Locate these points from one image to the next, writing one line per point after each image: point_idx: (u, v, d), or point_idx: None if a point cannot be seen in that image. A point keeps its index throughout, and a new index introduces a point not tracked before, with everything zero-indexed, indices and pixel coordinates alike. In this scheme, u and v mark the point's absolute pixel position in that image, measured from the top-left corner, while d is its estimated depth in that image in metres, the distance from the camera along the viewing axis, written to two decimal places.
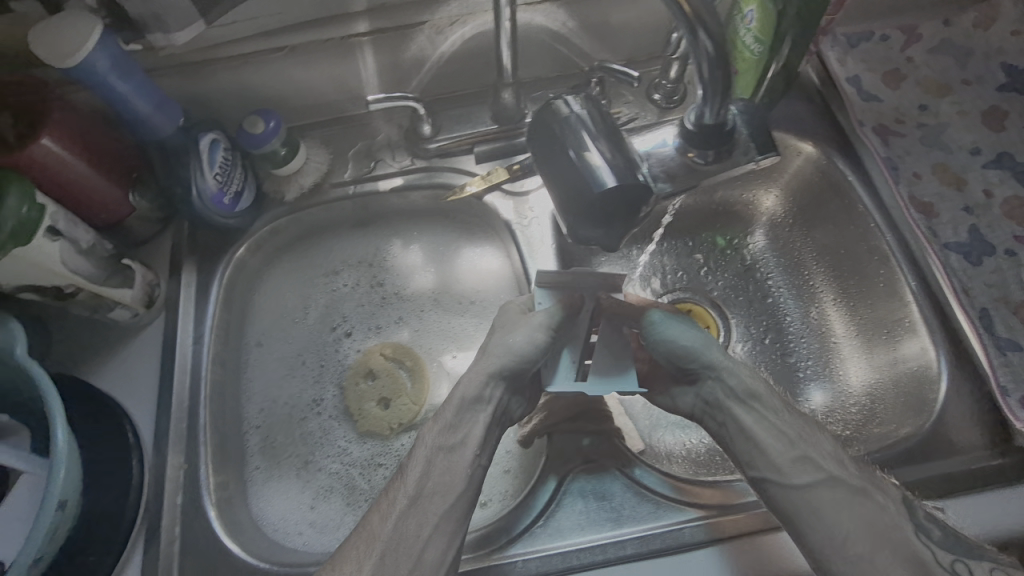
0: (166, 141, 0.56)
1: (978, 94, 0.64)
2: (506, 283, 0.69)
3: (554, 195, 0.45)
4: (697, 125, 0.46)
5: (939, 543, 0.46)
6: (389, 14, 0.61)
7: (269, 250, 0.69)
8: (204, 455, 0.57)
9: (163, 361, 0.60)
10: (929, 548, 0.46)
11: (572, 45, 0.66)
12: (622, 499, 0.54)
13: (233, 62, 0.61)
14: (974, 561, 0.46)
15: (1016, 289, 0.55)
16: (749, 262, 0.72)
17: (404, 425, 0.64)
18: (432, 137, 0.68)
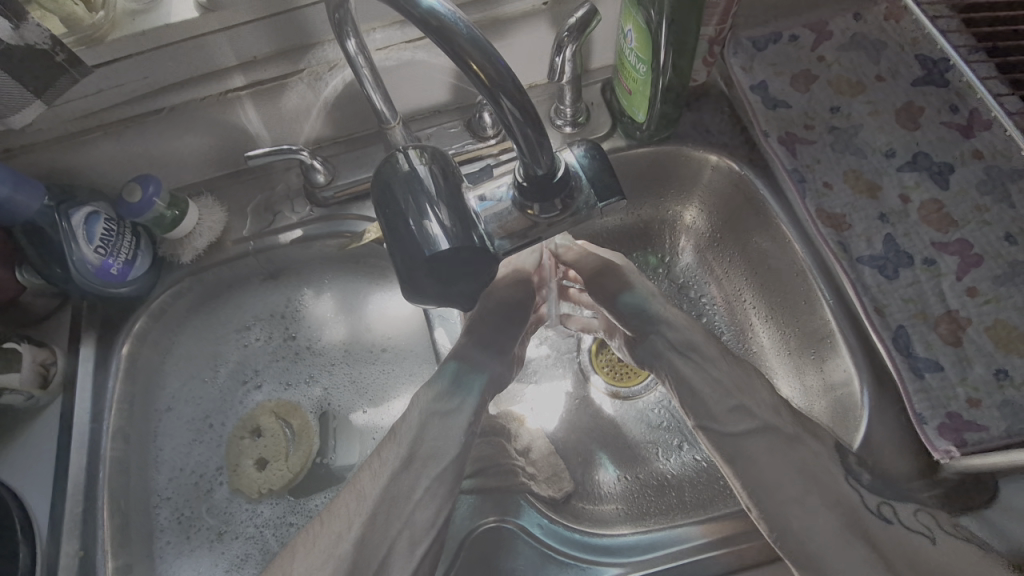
0: (34, 220, 0.54)
1: (893, 91, 0.60)
2: (417, 328, 0.68)
3: (393, 253, 0.39)
4: (524, 179, 0.39)
5: (868, 487, 0.46)
6: (263, 66, 0.57)
7: (172, 316, 0.65)
8: (101, 539, 0.54)
9: (60, 442, 0.57)
10: (857, 493, 0.46)
11: (462, 75, 0.63)
12: (531, 560, 0.51)
13: (112, 129, 0.57)
14: (900, 504, 0.46)
15: (935, 301, 0.53)
16: (680, 280, 0.69)
17: (274, 492, 0.62)
18: (327, 184, 0.64)
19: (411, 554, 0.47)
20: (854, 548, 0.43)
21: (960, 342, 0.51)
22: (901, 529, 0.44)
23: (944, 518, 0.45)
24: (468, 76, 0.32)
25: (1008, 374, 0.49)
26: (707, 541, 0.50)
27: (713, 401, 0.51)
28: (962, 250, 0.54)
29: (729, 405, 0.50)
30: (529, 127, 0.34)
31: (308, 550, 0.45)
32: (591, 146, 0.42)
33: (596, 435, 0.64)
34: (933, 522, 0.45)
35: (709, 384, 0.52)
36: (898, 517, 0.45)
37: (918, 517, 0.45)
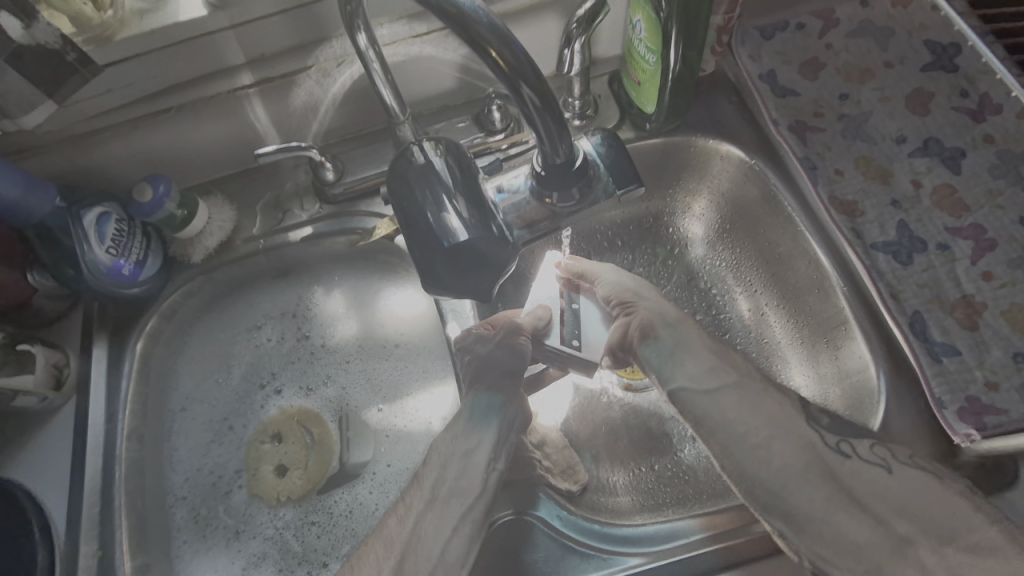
0: (46, 221, 0.55)
1: (902, 77, 0.60)
2: (430, 322, 0.68)
3: (411, 246, 0.39)
4: (543, 169, 0.39)
5: (826, 427, 0.47)
6: (271, 63, 0.56)
7: (185, 316, 0.65)
8: (119, 540, 0.54)
9: (75, 443, 0.56)
10: (817, 431, 0.47)
11: (470, 70, 0.62)
12: (551, 552, 0.51)
13: (122, 129, 0.57)
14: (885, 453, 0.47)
15: (950, 286, 0.53)
16: (689, 274, 0.68)
17: (292, 499, 0.62)
18: (337, 181, 0.64)
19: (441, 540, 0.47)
20: (858, 521, 0.43)
21: (977, 326, 0.51)
22: (859, 464, 0.45)
23: (900, 449, 0.47)
24: (487, 63, 0.32)
25: None
26: (727, 526, 0.50)
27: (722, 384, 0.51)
28: (976, 234, 0.54)
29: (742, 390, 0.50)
30: (549, 115, 0.34)
31: None
32: (607, 134, 0.42)
33: (611, 425, 0.64)
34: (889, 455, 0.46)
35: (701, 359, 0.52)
36: (857, 454, 0.46)
37: (874, 450, 0.46)
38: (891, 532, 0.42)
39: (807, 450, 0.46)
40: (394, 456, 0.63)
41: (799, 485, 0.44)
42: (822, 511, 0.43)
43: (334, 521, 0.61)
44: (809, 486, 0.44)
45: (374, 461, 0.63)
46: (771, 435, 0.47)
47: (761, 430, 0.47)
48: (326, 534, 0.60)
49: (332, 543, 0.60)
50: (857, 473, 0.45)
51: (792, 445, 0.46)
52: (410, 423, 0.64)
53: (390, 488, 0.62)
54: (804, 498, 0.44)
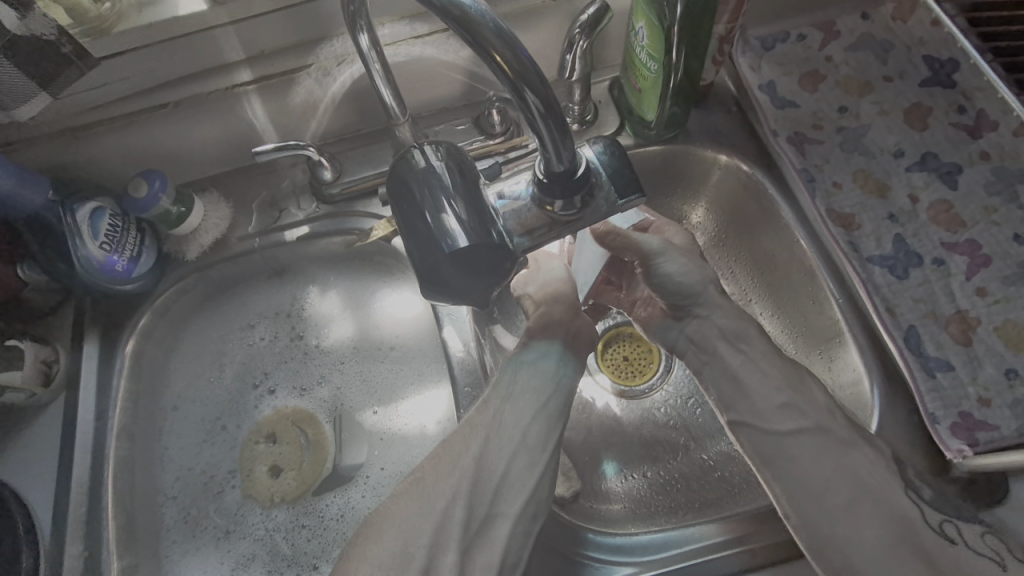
0: (40, 213, 0.54)
1: (901, 91, 0.61)
2: (425, 325, 0.68)
3: (410, 250, 0.39)
4: (545, 175, 0.39)
5: (928, 502, 0.46)
6: (270, 60, 0.56)
7: (177, 313, 0.64)
8: (106, 540, 0.53)
9: (63, 442, 0.56)
10: None
11: (471, 73, 0.62)
12: (543, 560, 0.51)
13: (117, 124, 0.56)
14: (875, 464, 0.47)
15: (945, 301, 0.53)
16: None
17: (285, 500, 0.61)
18: (335, 181, 0.63)
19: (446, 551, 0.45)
20: None
21: (970, 341, 0.51)
22: (964, 552, 0.43)
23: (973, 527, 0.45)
24: (491, 68, 0.32)
25: (1019, 374, 0.50)
26: (722, 537, 0.50)
27: (767, 414, 0.51)
28: (971, 250, 0.54)
29: (787, 421, 0.50)
30: (552, 121, 0.34)
31: None
32: (609, 142, 0.42)
33: (605, 432, 0.64)
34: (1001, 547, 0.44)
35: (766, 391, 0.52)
36: (964, 540, 0.44)
37: (954, 527, 0.44)
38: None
39: (880, 508, 0.45)
40: (387, 459, 0.63)
41: (847, 522, 0.45)
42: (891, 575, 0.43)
43: (326, 524, 0.60)
44: (899, 560, 0.43)
45: (367, 464, 0.62)
46: (819, 467, 0.47)
47: (842, 490, 0.46)
48: (317, 538, 0.59)
49: (323, 547, 0.59)
50: (959, 561, 0.43)
51: (873, 510, 0.45)
52: (404, 426, 0.64)
53: (382, 491, 0.61)
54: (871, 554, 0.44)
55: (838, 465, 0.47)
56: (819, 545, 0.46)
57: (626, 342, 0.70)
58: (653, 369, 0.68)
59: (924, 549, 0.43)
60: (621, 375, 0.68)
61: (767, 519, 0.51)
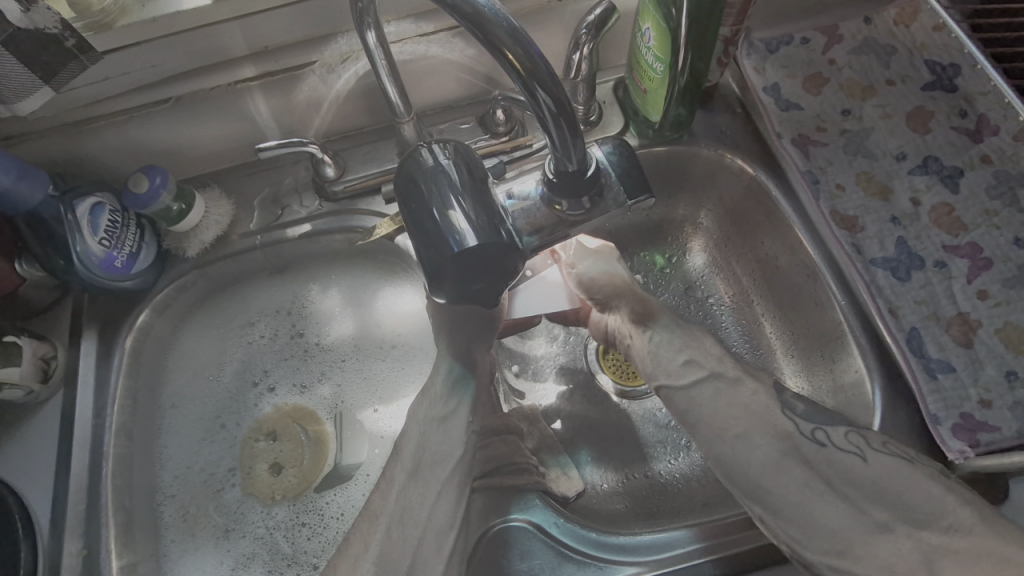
0: (37, 210, 0.53)
1: (903, 94, 0.61)
2: (427, 323, 0.67)
3: (418, 247, 0.38)
4: (554, 174, 0.39)
5: (802, 415, 0.49)
6: (274, 57, 0.55)
7: (178, 310, 0.64)
8: (104, 539, 0.53)
9: (61, 439, 0.55)
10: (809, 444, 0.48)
11: (476, 71, 0.62)
12: (546, 559, 0.51)
13: (118, 119, 0.56)
14: None
15: (946, 303, 0.53)
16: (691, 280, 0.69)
17: (286, 498, 0.61)
18: (338, 178, 0.63)
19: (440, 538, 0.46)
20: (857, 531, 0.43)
21: (971, 343, 0.52)
22: (835, 451, 0.47)
23: (874, 436, 0.47)
24: (504, 66, 0.32)
25: (1019, 377, 0.50)
26: (724, 536, 0.50)
27: (674, 373, 0.55)
28: (972, 253, 0.55)
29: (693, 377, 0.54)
30: (563, 119, 0.34)
31: None
32: (618, 143, 0.42)
33: (607, 431, 0.64)
34: (874, 443, 0.47)
35: (670, 353, 0.57)
36: (832, 440, 0.47)
37: (850, 438, 0.47)
38: (869, 519, 0.44)
39: (768, 435, 0.49)
40: (389, 458, 0.62)
41: (737, 449, 0.49)
42: (796, 496, 0.46)
43: (327, 522, 0.60)
44: (783, 473, 0.47)
45: (368, 463, 0.62)
46: (727, 413, 0.51)
47: (739, 424, 0.50)
48: (318, 536, 0.59)
49: (325, 545, 0.59)
50: (832, 459, 0.47)
51: (769, 438, 0.48)
52: (406, 424, 0.64)
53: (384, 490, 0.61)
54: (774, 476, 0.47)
55: (739, 407, 0.51)
56: (731, 474, 0.49)
57: None
58: None
59: (813, 463, 0.47)
60: (623, 375, 0.68)
61: None
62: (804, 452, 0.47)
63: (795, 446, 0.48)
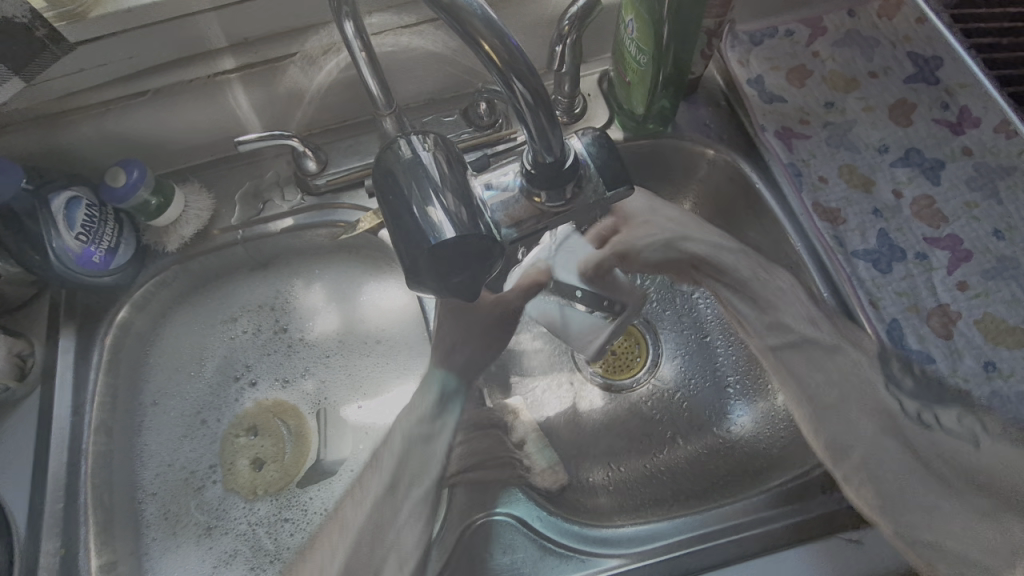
0: (11, 205, 0.52)
1: (886, 87, 0.61)
2: (411, 317, 0.67)
3: (397, 241, 0.38)
4: (532, 165, 0.38)
5: (908, 393, 0.51)
6: (253, 48, 0.55)
7: (158, 305, 0.63)
8: (84, 537, 0.52)
9: (39, 437, 0.55)
10: None
11: (459, 64, 0.62)
12: (529, 552, 0.51)
13: (94, 111, 0.55)
14: None
15: (927, 295, 0.54)
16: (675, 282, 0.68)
17: (268, 493, 0.60)
18: (320, 172, 0.62)
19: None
20: None
21: (951, 334, 0.52)
22: (939, 434, 0.49)
23: (989, 420, 0.49)
24: (479, 57, 0.31)
25: (996, 367, 0.51)
26: (707, 527, 0.50)
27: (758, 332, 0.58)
28: (953, 245, 0.55)
29: (779, 341, 0.56)
30: (540, 110, 0.34)
31: None
32: (599, 134, 0.41)
33: (592, 425, 0.64)
34: (978, 427, 0.49)
35: None
36: (941, 424, 0.49)
37: (963, 423, 0.50)
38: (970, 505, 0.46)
39: None
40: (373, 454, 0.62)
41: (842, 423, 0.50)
42: None
43: (310, 518, 0.59)
44: None
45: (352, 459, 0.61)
46: None
47: None
48: (301, 532, 0.58)
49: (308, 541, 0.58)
50: (935, 443, 0.49)
51: (868, 412, 0.50)
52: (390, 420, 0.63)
53: None
54: (872, 448, 0.49)
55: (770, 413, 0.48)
56: (841, 448, 0.50)
57: (614, 336, 0.69)
58: (639, 363, 0.68)
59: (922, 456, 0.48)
60: (609, 369, 0.68)
61: (751, 512, 0.51)
62: (907, 436, 0.49)
63: (896, 425, 0.50)
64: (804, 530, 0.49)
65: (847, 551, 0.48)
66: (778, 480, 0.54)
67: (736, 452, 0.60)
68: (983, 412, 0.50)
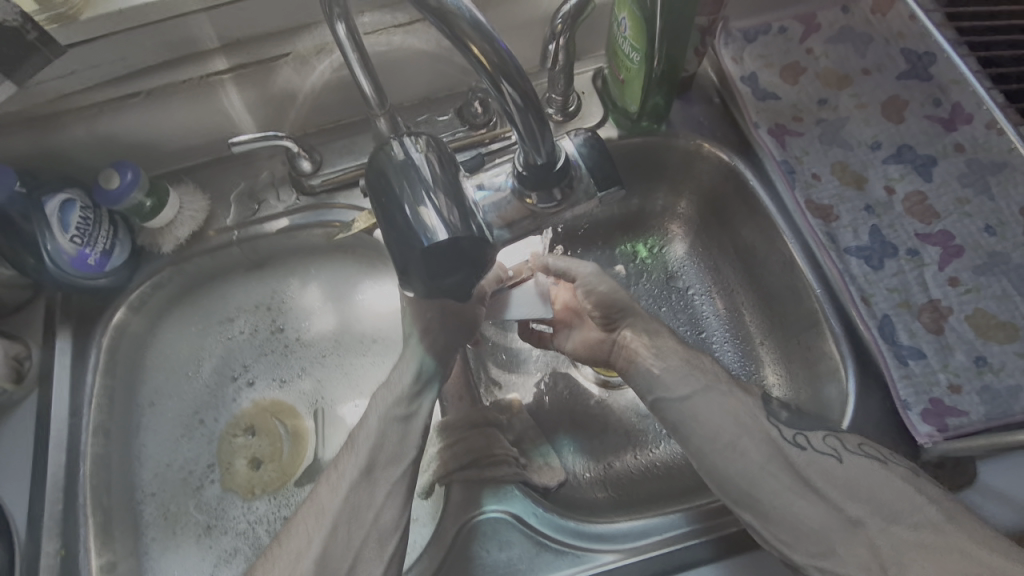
0: (3, 206, 0.52)
1: (878, 84, 0.61)
2: (407, 316, 0.67)
3: (390, 242, 0.38)
4: (523, 167, 0.38)
5: (784, 422, 0.50)
6: (246, 48, 0.55)
7: (155, 306, 0.63)
8: (83, 537, 0.53)
9: (37, 439, 0.55)
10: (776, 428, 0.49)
11: (453, 63, 0.62)
12: (525, 549, 0.51)
13: (87, 113, 0.55)
14: (853, 445, 0.48)
15: (918, 291, 0.54)
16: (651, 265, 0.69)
17: (266, 492, 0.60)
18: (315, 172, 0.62)
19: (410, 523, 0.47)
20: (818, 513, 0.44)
21: (942, 330, 0.53)
22: (813, 455, 0.47)
23: (850, 438, 0.49)
24: (469, 60, 0.31)
25: (987, 362, 0.51)
26: (704, 521, 0.51)
27: (667, 384, 0.53)
28: (944, 241, 0.55)
29: None
30: (531, 113, 0.34)
31: (305, 544, 0.45)
32: (590, 136, 0.41)
33: (587, 422, 0.65)
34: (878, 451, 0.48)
35: (696, 352, 0.53)
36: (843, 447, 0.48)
37: (828, 441, 0.48)
38: (843, 516, 0.45)
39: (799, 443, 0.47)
40: None
41: (759, 457, 0.47)
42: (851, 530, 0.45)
43: None
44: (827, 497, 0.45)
45: None
46: (708, 402, 0.51)
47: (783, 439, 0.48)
48: None
49: None
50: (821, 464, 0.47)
51: (758, 442, 0.48)
52: None
53: None
54: (762, 481, 0.46)
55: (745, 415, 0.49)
56: (724, 485, 0.47)
57: None
58: None
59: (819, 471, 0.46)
60: (605, 366, 0.68)
61: None
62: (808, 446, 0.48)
63: (790, 455, 0.47)
64: None
65: None
66: None
67: None
68: (844, 432, 0.49)
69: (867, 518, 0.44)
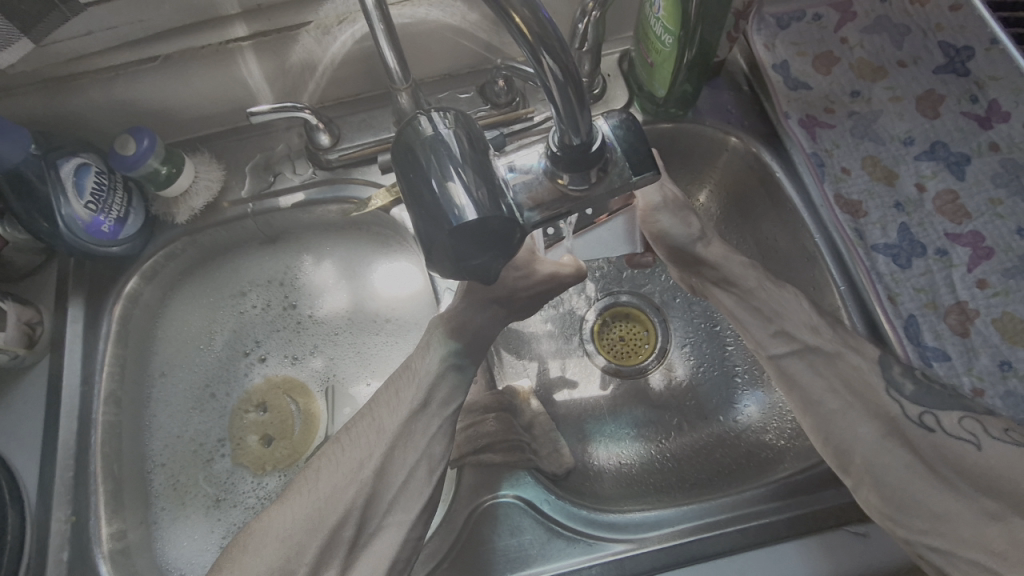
0: (19, 168, 0.50)
1: (914, 77, 0.60)
2: (422, 297, 0.66)
3: (418, 222, 0.37)
4: (559, 147, 0.37)
5: (909, 398, 0.46)
6: (266, 15, 0.53)
7: (167, 277, 0.63)
8: (94, 504, 0.53)
9: (50, 405, 0.55)
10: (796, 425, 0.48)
11: (478, 39, 0.60)
12: (536, 536, 0.51)
13: (101, 75, 0.53)
14: None
15: (945, 292, 0.53)
16: (637, 274, 0.70)
17: (277, 468, 0.60)
18: (332, 147, 0.61)
19: (420, 506, 0.45)
20: None
21: (968, 333, 0.52)
22: (943, 437, 0.45)
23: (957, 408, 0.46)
24: (510, 30, 0.30)
25: (1012, 366, 0.51)
26: (714, 514, 0.51)
27: (764, 336, 0.51)
28: (975, 242, 0.54)
29: (785, 342, 0.49)
30: (571, 89, 0.32)
31: None
32: (626, 117, 0.40)
33: (597, 411, 0.64)
34: (980, 428, 0.45)
35: None
36: (941, 427, 0.46)
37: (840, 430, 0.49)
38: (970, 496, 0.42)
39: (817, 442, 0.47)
40: None
41: None
42: None
43: None
44: None
45: None
46: None
47: None
48: None
49: None
50: (940, 444, 0.45)
51: None
52: None
53: None
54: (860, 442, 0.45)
55: None
56: (840, 444, 0.46)
57: (622, 323, 0.69)
58: (648, 350, 0.68)
59: (913, 441, 0.45)
60: (617, 355, 0.68)
61: (753, 502, 0.52)
62: (906, 431, 0.45)
63: (899, 430, 0.45)
64: (807, 521, 0.50)
65: (851, 546, 0.48)
66: (783, 473, 0.54)
67: (742, 442, 0.61)
68: (986, 411, 0.46)
69: (1006, 512, 0.42)
